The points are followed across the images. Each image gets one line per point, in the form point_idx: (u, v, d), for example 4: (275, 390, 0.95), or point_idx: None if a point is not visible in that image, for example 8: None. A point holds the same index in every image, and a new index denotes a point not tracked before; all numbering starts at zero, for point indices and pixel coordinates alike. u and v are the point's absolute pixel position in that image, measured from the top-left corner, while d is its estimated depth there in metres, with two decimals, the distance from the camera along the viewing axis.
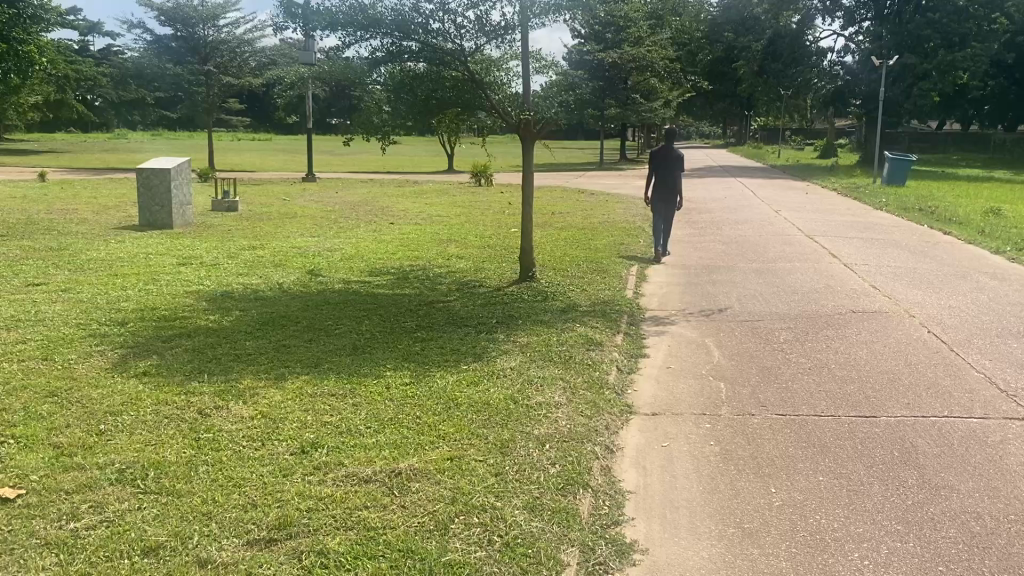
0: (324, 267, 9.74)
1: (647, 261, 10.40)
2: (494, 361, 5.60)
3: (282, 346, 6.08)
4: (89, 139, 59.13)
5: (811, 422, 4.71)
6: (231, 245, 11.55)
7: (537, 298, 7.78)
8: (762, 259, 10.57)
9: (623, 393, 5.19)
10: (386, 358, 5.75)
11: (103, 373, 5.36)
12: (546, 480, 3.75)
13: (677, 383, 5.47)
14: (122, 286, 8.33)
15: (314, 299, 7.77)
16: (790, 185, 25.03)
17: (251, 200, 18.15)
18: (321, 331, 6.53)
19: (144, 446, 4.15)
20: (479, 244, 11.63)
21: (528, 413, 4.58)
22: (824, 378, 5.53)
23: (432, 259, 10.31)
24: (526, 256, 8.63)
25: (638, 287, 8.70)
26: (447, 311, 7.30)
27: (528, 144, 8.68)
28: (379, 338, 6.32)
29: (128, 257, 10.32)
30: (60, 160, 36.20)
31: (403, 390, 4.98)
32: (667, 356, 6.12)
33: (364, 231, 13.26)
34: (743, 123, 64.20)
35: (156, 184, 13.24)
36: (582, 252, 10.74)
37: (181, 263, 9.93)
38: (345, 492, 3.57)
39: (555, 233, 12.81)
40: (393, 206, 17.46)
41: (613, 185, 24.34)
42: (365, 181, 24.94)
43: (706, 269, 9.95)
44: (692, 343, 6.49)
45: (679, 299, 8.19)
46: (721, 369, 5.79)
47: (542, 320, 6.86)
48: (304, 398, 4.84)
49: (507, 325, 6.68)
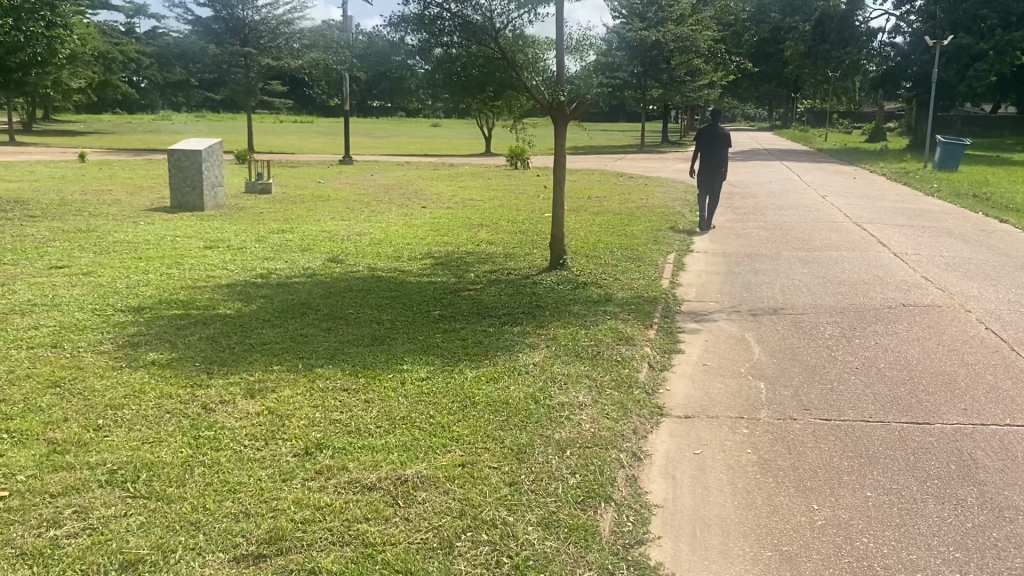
0: (350, 252, 9.51)
1: (685, 249, 10.00)
2: (517, 355, 5.30)
3: (298, 336, 5.84)
4: (134, 120, 59.88)
5: (858, 429, 4.33)
6: (260, 228, 11.40)
7: (567, 288, 7.46)
8: (807, 247, 10.11)
9: (654, 393, 4.86)
10: (405, 350, 5.48)
11: (111, 365, 5.17)
12: (564, 493, 3.44)
13: (713, 383, 5.13)
14: (144, 270, 8.17)
15: (337, 286, 7.53)
16: (838, 169, 24.31)
17: (285, 182, 18.02)
18: (341, 320, 6.29)
19: (139, 444, 3.92)
20: (511, 229, 11.31)
21: (549, 414, 4.27)
22: (873, 380, 5.13)
23: (462, 245, 10.03)
24: (557, 243, 8.30)
25: (675, 276, 8.34)
26: (472, 300, 7.02)
27: (562, 125, 8.32)
28: (400, 329, 6.06)
29: (155, 239, 10.19)
30: (103, 141, 36.51)
31: (419, 385, 4.70)
32: (703, 352, 5.77)
33: (396, 215, 13.02)
34: (789, 106, 62.84)
35: (187, 165, 13.11)
36: (617, 239, 10.37)
37: (208, 246, 9.78)
38: (345, 501, 3.29)
39: (591, 218, 12.44)
40: (428, 189, 17.19)
41: (653, 169, 23.79)
42: (401, 163, 24.72)
43: (747, 257, 9.54)
44: (730, 338, 6.13)
45: (717, 290, 7.81)
46: (760, 368, 5.42)
47: (572, 311, 6.54)
48: (314, 393, 4.58)
49: (532, 316, 6.37)
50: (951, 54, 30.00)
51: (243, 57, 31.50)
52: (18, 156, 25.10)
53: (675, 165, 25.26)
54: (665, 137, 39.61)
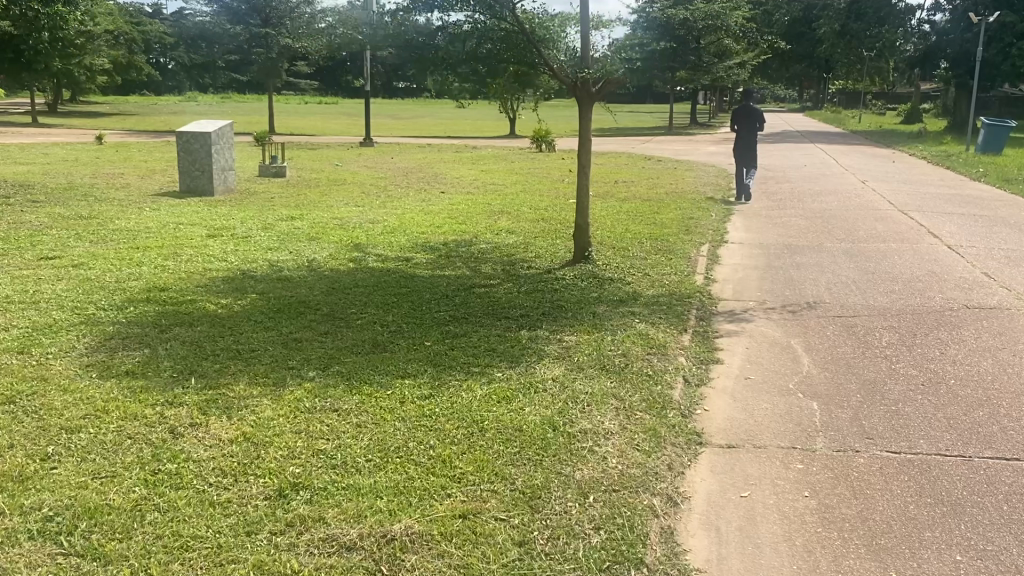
0: (361, 241, 8.95)
1: (720, 239, 9.31)
2: (534, 368, 4.67)
3: (292, 341, 5.26)
4: (160, 102, 59.82)
5: (936, 467, 3.66)
6: (269, 214, 10.87)
7: (591, 284, 6.82)
8: (851, 238, 9.36)
9: (690, 415, 4.21)
10: (410, 359, 4.87)
11: (79, 376, 4.60)
12: (585, 557, 2.82)
13: (758, 402, 4.47)
14: (139, 262, 7.63)
15: (341, 281, 6.94)
16: (875, 152, 23.37)
17: (301, 165, 17.50)
18: (341, 322, 5.70)
19: (88, 479, 3.34)
20: (534, 217, 10.67)
21: (569, 446, 3.63)
22: (944, 400, 4.45)
23: (480, 235, 9.41)
24: (582, 235, 7.65)
25: (709, 271, 7.67)
26: (486, 298, 6.41)
27: (587, 105, 7.63)
28: (405, 333, 5.46)
29: (158, 227, 9.66)
30: (125, 123, 36.24)
31: (420, 405, 4.09)
32: (745, 362, 5.11)
33: (412, 200, 12.41)
34: (820, 88, 61.31)
35: (195, 148, 12.58)
36: (646, 228, 9.70)
37: (211, 234, 9.25)
38: (317, 568, 2.71)
39: (618, 205, 11.77)
40: (448, 173, 16.55)
41: (681, 152, 22.99)
42: (422, 145, 24.11)
43: (786, 248, 8.84)
44: (775, 345, 5.46)
45: (756, 287, 7.12)
46: (811, 383, 4.76)
47: (596, 312, 5.90)
48: (299, 414, 3.98)
49: (553, 319, 5.74)
50: (994, 32, 28.82)
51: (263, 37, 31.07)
52: (35, 138, 24.76)
53: (705, 148, 24.44)
54: (694, 118, 38.59)
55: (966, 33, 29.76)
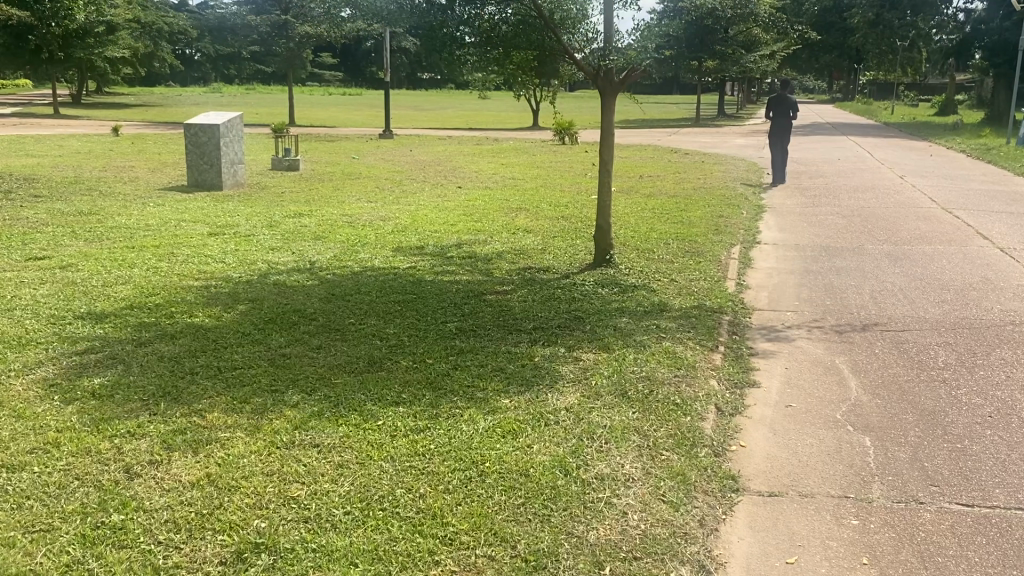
0: (368, 241, 8.47)
1: (751, 240, 8.72)
2: (545, 395, 4.13)
3: (281, 357, 4.76)
4: (184, 93, 59.79)
5: (1017, 526, 3.09)
6: (277, 210, 10.43)
7: (612, 292, 6.29)
8: (892, 239, 8.74)
9: (724, 454, 3.66)
10: (408, 381, 4.35)
11: (39, 398, 4.13)
12: None
13: (801, 438, 3.91)
14: (131, 264, 7.18)
15: (342, 286, 6.45)
16: (910, 145, 22.58)
17: (317, 158, 17.07)
18: (337, 335, 5.19)
19: (18, 535, 2.85)
20: (554, 215, 10.13)
21: (582, 498, 3.10)
22: (1017, 437, 3.86)
23: (496, 234, 8.89)
24: (603, 236, 7.10)
25: (740, 276, 7.10)
26: (496, 306, 5.89)
27: (610, 95, 7.07)
28: (406, 349, 4.94)
29: (159, 224, 9.22)
30: (148, 114, 36.14)
31: (413, 441, 3.58)
32: (785, 387, 4.54)
33: (427, 196, 11.90)
34: (850, 78, 60.11)
35: (203, 141, 12.13)
36: (672, 227, 9.13)
37: (213, 232, 8.81)
38: None
39: (643, 202, 11.20)
40: (467, 166, 16.05)
41: (709, 144, 22.29)
42: (442, 137, 23.58)
43: (824, 250, 8.24)
44: (818, 366, 4.89)
45: (793, 295, 6.53)
46: (862, 414, 4.18)
47: (617, 325, 5.36)
48: (273, 452, 3.48)
49: (569, 332, 5.21)
50: None
51: (284, 27, 30.69)
52: (53, 129, 24.53)
53: (733, 141, 23.71)
54: (722, 108, 37.74)
55: (1004, 21, 28.64)
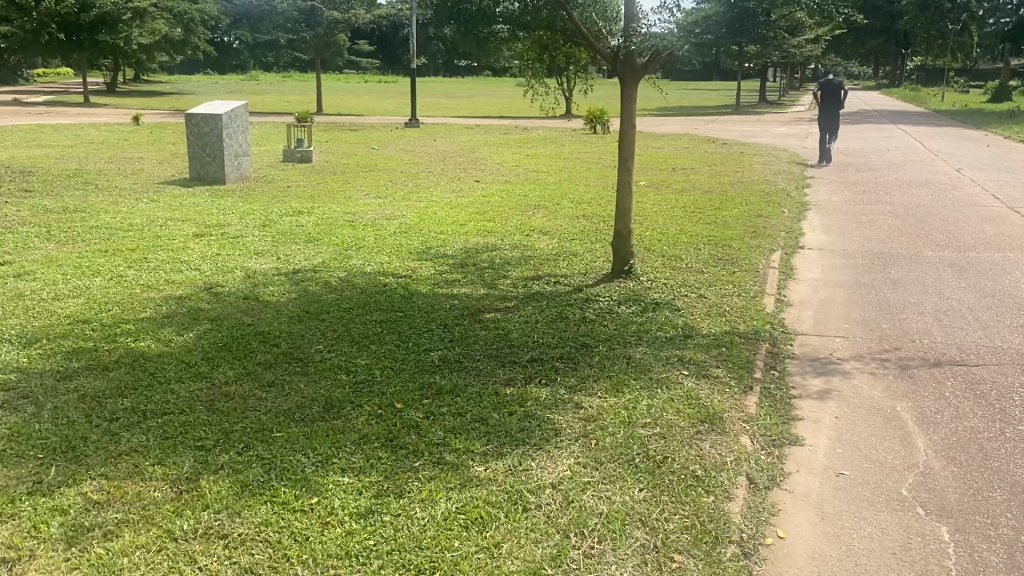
0: (366, 243, 7.71)
1: (793, 245, 7.77)
2: (531, 459, 3.28)
3: (221, 399, 3.97)
4: (217, 80, 59.67)
5: None
6: (277, 206, 9.70)
7: (631, 311, 5.42)
8: (954, 244, 7.74)
9: (754, 553, 2.80)
10: (364, 436, 3.53)
11: None
12: None
13: (857, 526, 3.02)
14: (94, 271, 6.44)
15: (320, 302, 5.64)
16: (964, 134, 21.33)
17: (334, 148, 16.35)
18: (296, 368, 4.39)
19: None
20: (575, 213, 9.28)
21: None
22: None
23: (508, 237, 8.07)
24: (621, 243, 6.22)
25: (781, 290, 6.17)
26: (492, 328, 5.06)
27: (632, 82, 6.13)
28: (374, 388, 4.12)
29: (145, 224, 8.50)
30: (177, 103, 35.76)
31: (347, 532, 2.77)
32: (836, 448, 3.64)
33: (442, 191, 11.12)
34: (897, 64, 58.16)
35: (206, 132, 11.43)
36: (704, 230, 8.22)
37: (200, 232, 8.10)
38: None
39: (674, 199, 10.28)
40: (491, 158, 15.21)
41: (749, 133, 21.21)
42: (469, 126, 22.78)
43: (875, 258, 7.27)
44: (876, 416, 3.98)
45: (843, 315, 5.60)
46: (936, 489, 3.28)
47: (630, 358, 4.48)
48: (166, 548, 2.69)
49: (573, 367, 4.36)
50: None
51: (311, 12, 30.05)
52: (75, 119, 24.12)
53: (774, 129, 22.60)
54: (762, 95, 36.43)
55: None
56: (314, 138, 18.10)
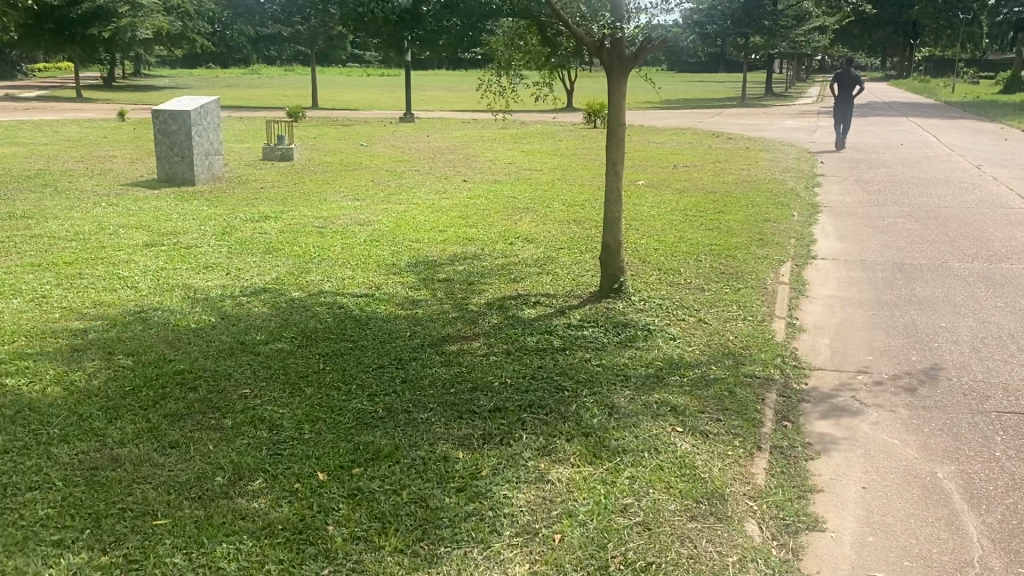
0: (331, 253, 6.97)
1: (804, 254, 7.00)
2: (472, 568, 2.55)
3: (106, 468, 3.23)
4: (216, 73, 59.02)
5: None
6: (243, 210, 8.97)
7: (619, 341, 4.67)
8: (983, 253, 6.97)
9: None
10: (267, 526, 2.80)
11: None
12: None
13: None
14: (15, 291, 5.70)
15: (260, 329, 4.89)
16: (979, 126, 20.47)
17: (320, 145, 15.62)
18: (210, 421, 3.64)
19: None
20: (565, 217, 8.53)
21: None
22: None
23: (489, 245, 7.33)
24: (610, 257, 5.47)
25: (792, 311, 5.41)
26: (452, 365, 4.31)
27: (620, 75, 5.32)
28: (298, 449, 3.38)
29: (94, 231, 7.77)
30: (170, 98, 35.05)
31: None
32: (865, 536, 2.88)
33: (425, 191, 10.38)
34: (906, 55, 57.14)
35: (173, 129, 10.71)
36: (705, 236, 7.47)
37: (150, 241, 7.36)
38: None
39: (674, 200, 9.51)
40: (483, 154, 14.46)
41: (755, 126, 20.41)
42: (465, 120, 22.03)
43: (897, 270, 6.51)
44: (913, 486, 3.22)
45: (865, 343, 4.84)
46: None
47: (612, 408, 3.72)
48: None
49: (544, 419, 3.61)
50: None
51: None
52: (60, 115, 23.43)
53: (781, 122, 21.77)
54: (769, 87, 35.56)
55: None
56: (300, 134, 17.38)
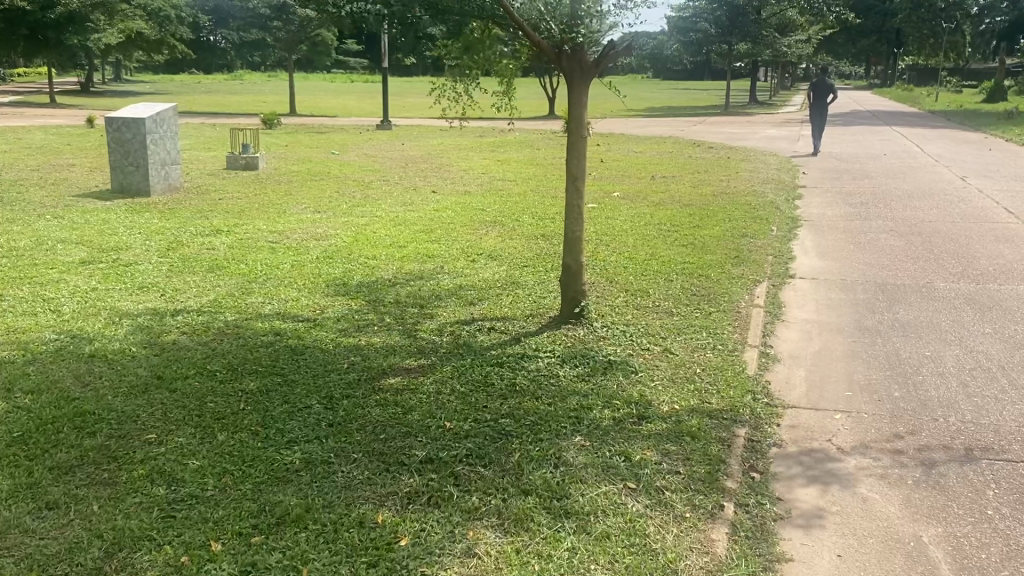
0: (279, 272, 6.53)
1: (782, 273, 6.61)
2: None
3: None
4: (197, 79, 58.41)
5: None
6: (195, 223, 8.52)
7: (575, 376, 4.25)
8: (970, 272, 6.61)
9: None
10: None
11: None
12: None
13: None
14: None
15: (183, 361, 4.45)
16: (962, 136, 20.24)
17: (290, 153, 15.17)
18: (101, 476, 3.20)
19: None
20: (534, 232, 8.13)
21: None
22: None
23: (450, 262, 6.92)
24: (570, 281, 5.06)
25: (766, 339, 5.02)
26: (388, 405, 3.88)
27: (582, 85, 4.89)
28: (194, 510, 2.95)
29: (30, 247, 7.29)
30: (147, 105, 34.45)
31: None
32: None
33: (391, 203, 9.97)
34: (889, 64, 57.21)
35: (128, 137, 10.28)
36: (678, 253, 7.08)
37: (88, 258, 6.90)
38: None
39: (648, 213, 9.12)
40: (457, 163, 14.04)
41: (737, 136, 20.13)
42: (444, 127, 21.63)
43: (880, 291, 6.13)
44: (896, 555, 2.81)
45: (844, 376, 4.45)
46: None
47: (559, 460, 3.31)
48: None
49: (481, 474, 3.18)
50: None
51: None
52: (31, 121, 22.84)
53: (763, 131, 21.49)
54: (753, 95, 35.35)
55: None
56: (272, 142, 16.93)
